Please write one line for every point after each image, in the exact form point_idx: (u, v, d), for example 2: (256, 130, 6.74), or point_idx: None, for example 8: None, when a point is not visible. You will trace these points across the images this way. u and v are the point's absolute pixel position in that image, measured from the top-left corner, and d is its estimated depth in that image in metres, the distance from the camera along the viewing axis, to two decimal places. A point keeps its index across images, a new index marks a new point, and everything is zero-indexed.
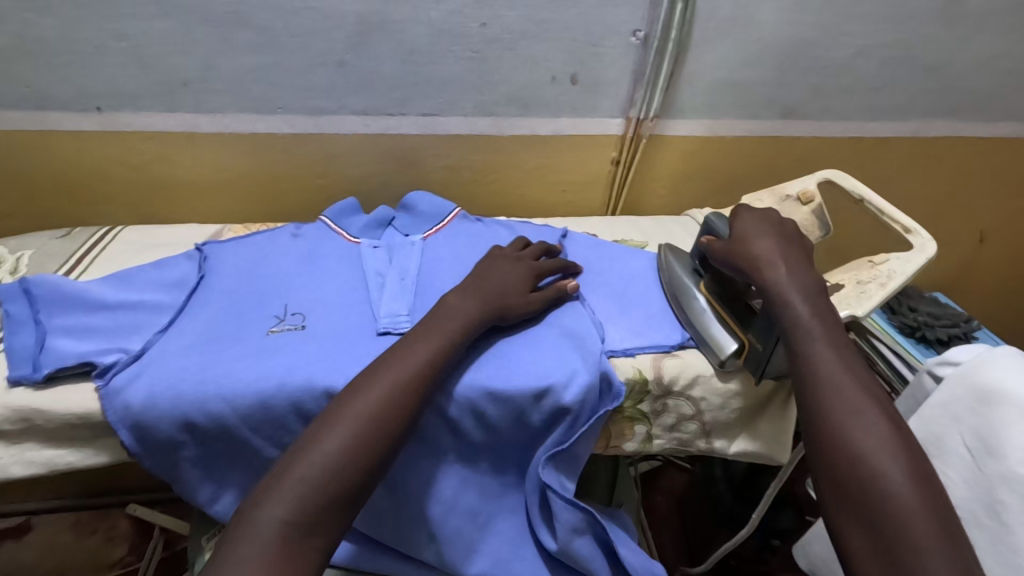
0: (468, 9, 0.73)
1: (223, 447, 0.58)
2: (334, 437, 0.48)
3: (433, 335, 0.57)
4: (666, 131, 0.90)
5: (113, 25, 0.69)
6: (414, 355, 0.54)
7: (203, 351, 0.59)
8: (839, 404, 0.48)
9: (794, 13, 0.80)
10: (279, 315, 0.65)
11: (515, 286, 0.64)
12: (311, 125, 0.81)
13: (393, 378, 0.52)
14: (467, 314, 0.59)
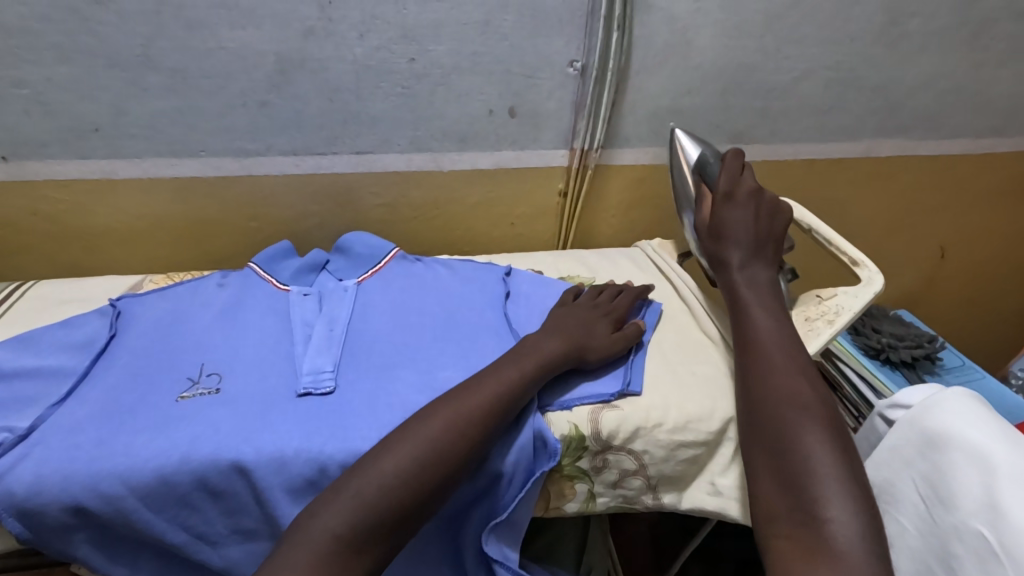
0: (394, 45, 0.70)
1: (123, 532, 0.53)
2: (403, 455, 0.49)
3: (502, 372, 0.56)
4: (612, 161, 0.88)
5: (13, 71, 0.65)
6: (486, 381, 0.55)
7: (103, 422, 0.55)
8: (771, 367, 0.55)
9: (732, 39, 0.78)
10: (193, 377, 0.61)
11: (600, 329, 0.64)
12: (236, 167, 0.77)
13: (455, 412, 0.52)
14: (544, 351, 0.59)
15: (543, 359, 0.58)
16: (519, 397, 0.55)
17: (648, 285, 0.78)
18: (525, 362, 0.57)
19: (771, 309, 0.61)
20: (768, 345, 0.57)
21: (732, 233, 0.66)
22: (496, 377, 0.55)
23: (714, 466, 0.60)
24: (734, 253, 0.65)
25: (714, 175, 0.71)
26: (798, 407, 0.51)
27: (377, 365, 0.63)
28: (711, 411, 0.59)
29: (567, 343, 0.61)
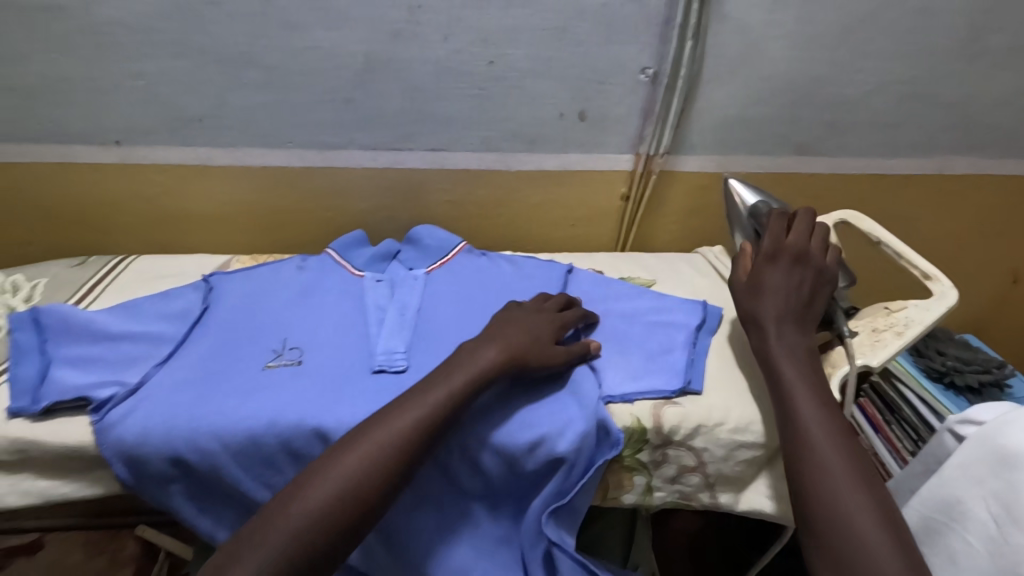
0: (474, 48, 0.74)
1: (214, 484, 0.58)
2: (316, 498, 0.46)
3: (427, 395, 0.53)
4: (676, 167, 0.89)
5: (132, 64, 0.72)
6: (405, 415, 0.51)
7: (199, 385, 0.59)
8: (814, 442, 0.52)
9: (805, 50, 0.79)
10: (277, 349, 0.65)
11: (536, 339, 0.60)
12: (319, 159, 0.82)
13: (376, 442, 0.49)
14: (478, 365, 0.56)
15: (473, 376, 0.55)
16: (444, 422, 0.52)
17: (708, 290, 0.79)
18: (455, 383, 0.54)
19: (806, 379, 0.56)
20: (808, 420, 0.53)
21: (767, 301, 0.61)
22: (412, 412, 0.51)
23: (773, 469, 0.60)
24: (769, 317, 0.61)
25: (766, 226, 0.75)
26: (840, 491, 0.48)
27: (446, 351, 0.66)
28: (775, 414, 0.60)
29: (503, 352, 0.57)
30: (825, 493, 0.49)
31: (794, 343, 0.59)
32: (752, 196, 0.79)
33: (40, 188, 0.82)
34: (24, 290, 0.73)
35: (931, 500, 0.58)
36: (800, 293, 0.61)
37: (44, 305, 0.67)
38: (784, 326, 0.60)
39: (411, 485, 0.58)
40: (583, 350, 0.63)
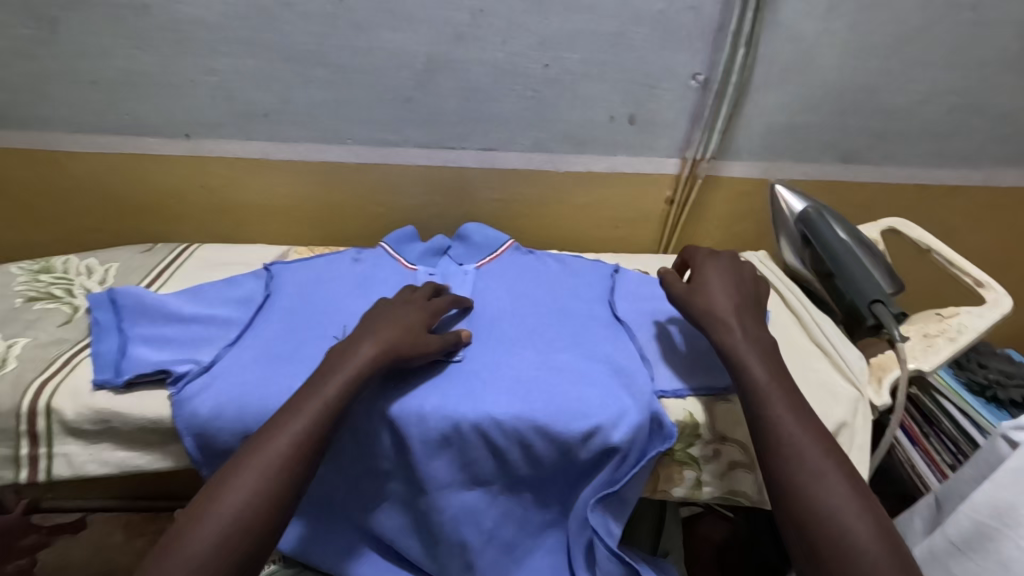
0: (532, 51, 0.76)
1: None
2: (202, 543, 0.45)
3: (318, 396, 0.54)
4: (721, 172, 0.90)
5: (206, 61, 0.75)
6: (275, 441, 0.50)
7: (267, 366, 0.62)
8: (801, 466, 0.50)
9: (857, 59, 0.80)
10: (338, 335, 0.67)
11: (409, 332, 0.61)
12: (375, 155, 0.85)
13: (268, 453, 0.50)
14: (348, 366, 0.56)
15: (350, 377, 0.55)
16: (319, 434, 0.52)
17: None
18: (329, 392, 0.53)
19: (770, 378, 0.56)
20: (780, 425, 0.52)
21: (722, 305, 0.61)
22: (281, 435, 0.51)
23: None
24: (732, 329, 0.59)
25: (814, 229, 0.76)
26: (819, 493, 0.49)
27: (499, 342, 0.68)
28: (830, 415, 0.63)
29: (378, 351, 0.57)
30: (820, 519, 0.48)
31: (763, 357, 0.57)
32: (799, 201, 0.79)
33: (111, 178, 0.85)
34: (98, 272, 0.77)
35: (985, 505, 0.58)
36: (736, 292, 0.63)
37: (119, 287, 0.71)
38: (752, 341, 0.58)
39: (468, 471, 0.60)
40: (455, 339, 0.64)
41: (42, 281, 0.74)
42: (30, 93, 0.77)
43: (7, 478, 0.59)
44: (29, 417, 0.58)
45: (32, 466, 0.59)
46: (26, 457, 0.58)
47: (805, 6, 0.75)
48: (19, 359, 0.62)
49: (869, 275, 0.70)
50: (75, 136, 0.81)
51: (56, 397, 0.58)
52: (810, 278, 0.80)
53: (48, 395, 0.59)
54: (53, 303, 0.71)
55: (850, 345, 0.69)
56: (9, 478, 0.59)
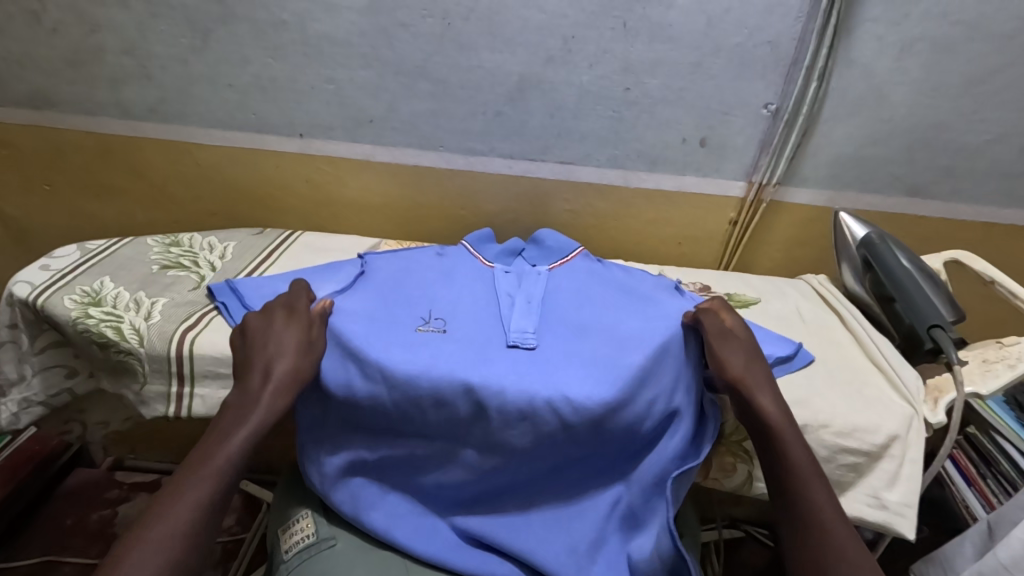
0: (616, 75, 0.84)
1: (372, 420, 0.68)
2: None
3: (216, 458, 0.55)
4: (786, 199, 0.95)
5: (327, 71, 0.86)
6: (178, 506, 0.52)
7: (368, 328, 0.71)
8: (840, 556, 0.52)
9: (928, 97, 0.83)
10: (425, 316, 0.75)
11: (297, 357, 0.65)
12: (463, 162, 0.93)
13: (170, 523, 0.50)
14: (251, 413, 0.59)
15: (258, 421, 0.59)
16: (223, 490, 0.54)
17: (814, 315, 0.84)
18: (231, 448, 0.56)
19: (805, 457, 0.59)
20: (819, 511, 0.55)
21: (740, 369, 0.64)
22: (185, 500, 0.52)
23: (870, 476, 0.67)
24: (766, 401, 0.62)
25: (879, 254, 0.79)
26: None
27: (567, 330, 0.74)
28: (881, 426, 0.66)
29: (275, 391, 0.61)
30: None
31: (797, 434, 0.60)
32: (862, 228, 0.83)
33: (230, 169, 0.96)
34: (218, 249, 0.87)
35: None
36: (758, 370, 0.65)
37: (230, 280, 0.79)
38: (785, 418, 0.61)
39: (536, 444, 0.67)
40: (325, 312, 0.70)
41: (172, 253, 0.85)
42: (176, 93, 0.89)
43: (160, 411, 0.72)
44: (176, 361, 0.70)
45: (178, 402, 0.71)
46: (173, 393, 0.71)
47: (877, 45, 0.80)
48: (162, 312, 0.74)
49: (929, 301, 0.73)
50: (207, 131, 0.93)
51: (196, 347, 0.69)
52: (870, 301, 0.83)
53: (188, 346, 0.69)
54: (183, 272, 0.82)
55: (909, 366, 0.72)
56: (160, 411, 0.72)
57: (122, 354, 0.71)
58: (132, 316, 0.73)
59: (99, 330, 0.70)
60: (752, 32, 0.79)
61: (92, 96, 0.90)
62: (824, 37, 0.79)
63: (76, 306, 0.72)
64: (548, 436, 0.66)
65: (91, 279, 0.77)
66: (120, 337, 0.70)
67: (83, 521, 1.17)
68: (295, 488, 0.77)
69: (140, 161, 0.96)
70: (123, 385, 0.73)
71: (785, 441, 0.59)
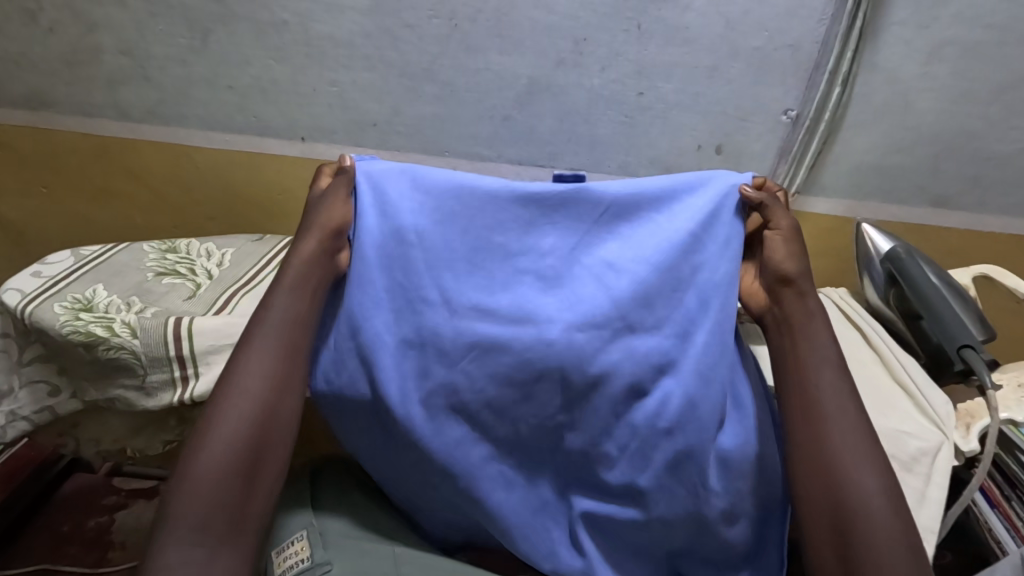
0: (629, 79, 0.80)
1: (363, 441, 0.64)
2: (207, 463, 0.53)
3: (270, 323, 0.60)
4: (805, 208, 0.91)
5: (330, 73, 0.83)
6: (246, 374, 0.57)
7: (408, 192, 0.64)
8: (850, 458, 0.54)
9: (956, 103, 0.80)
10: None
11: (335, 217, 0.64)
12: (470, 168, 0.90)
13: (242, 389, 0.57)
14: (294, 282, 0.61)
15: (302, 286, 0.61)
16: (287, 351, 0.59)
17: (834, 329, 0.80)
18: (280, 312, 0.60)
19: (831, 366, 0.58)
20: (839, 418, 0.55)
21: (798, 269, 0.62)
22: (251, 367, 0.58)
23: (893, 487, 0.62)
24: (806, 301, 0.61)
25: (905, 269, 0.75)
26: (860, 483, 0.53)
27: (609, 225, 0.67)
28: (911, 443, 0.63)
29: (315, 254, 0.62)
30: (842, 509, 0.52)
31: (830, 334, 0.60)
32: (886, 241, 0.79)
33: (230, 173, 0.94)
34: (216, 256, 0.84)
35: None
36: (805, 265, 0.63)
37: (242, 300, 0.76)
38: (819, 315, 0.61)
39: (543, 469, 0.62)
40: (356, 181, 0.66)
41: (169, 260, 0.82)
42: (175, 94, 0.87)
43: (167, 398, 0.70)
44: (175, 343, 0.69)
45: (183, 386, 0.70)
46: (178, 377, 0.70)
47: (905, 49, 0.76)
48: (159, 308, 0.73)
49: (958, 320, 0.70)
50: (207, 133, 0.90)
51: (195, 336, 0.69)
52: (895, 319, 0.79)
53: (188, 336, 0.69)
54: (178, 280, 0.79)
55: (937, 390, 0.68)
56: (167, 400, 0.70)
57: (113, 350, 0.69)
58: (123, 314, 0.71)
59: (88, 329, 0.69)
60: (772, 35, 0.76)
61: (89, 97, 0.88)
62: (849, 40, 0.75)
63: (65, 311, 0.70)
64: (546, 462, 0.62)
65: (84, 287, 0.75)
66: (111, 333, 0.69)
67: (80, 527, 1.14)
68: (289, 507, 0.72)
69: (137, 163, 0.94)
70: (117, 387, 0.71)
71: (817, 339, 0.60)
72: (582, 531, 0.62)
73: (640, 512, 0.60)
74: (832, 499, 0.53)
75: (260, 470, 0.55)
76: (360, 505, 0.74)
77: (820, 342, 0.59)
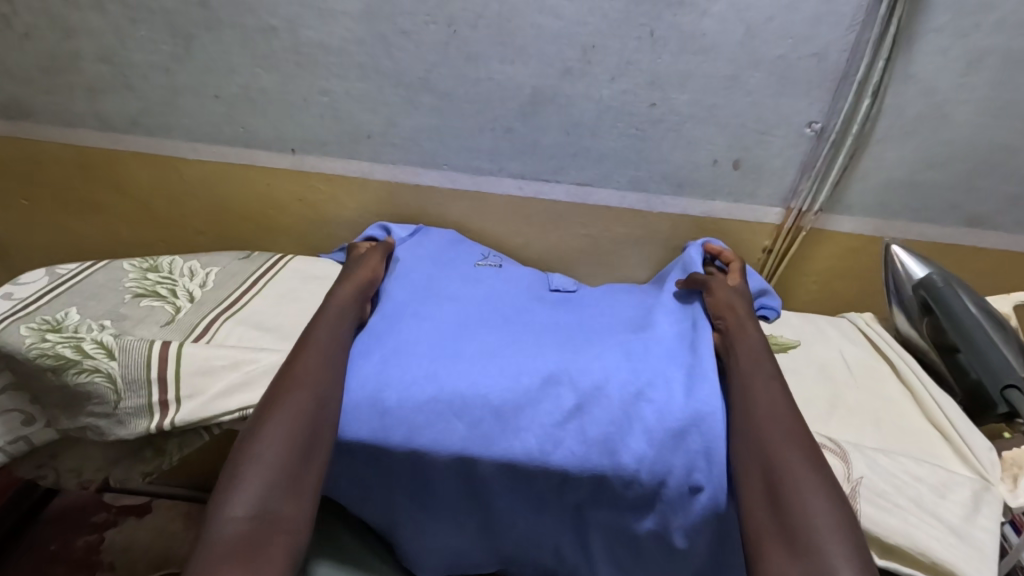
0: (640, 89, 0.75)
1: (363, 474, 0.61)
2: (269, 440, 0.52)
3: (324, 326, 0.63)
4: (827, 226, 0.85)
5: (321, 82, 0.78)
6: (308, 358, 0.59)
7: (429, 266, 0.76)
8: (774, 425, 0.53)
9: (995, 117, 0.74)
10: (483, 255, 0.83)
11: (366, 268, 0.73)
12: (469, 182, 0.85)
13: (303, 369, 0.58)
14: (339, 302, 0.66)
15: (347, 306, 0.66)
16: (341, 347, 0.62)
17: (861, 362, 0.74)
18: (331, 319, 0.64)
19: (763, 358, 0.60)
20: (765, 392, 0.56)
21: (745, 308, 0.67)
22: (312, 354, 0.59)
23: (925, 503, 0.56)
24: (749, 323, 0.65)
25: (942, 296, 0.69)
26: (783, 444, 0.52)
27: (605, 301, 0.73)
28: (952, 480, 0.57)
29: (351, 289, 0.69)
30: (773, 472, 0.50)
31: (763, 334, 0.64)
32: (920, 267, 0.73)
33: (217, 186, 0.89)
34: (200, 276, 0.80)
35: None
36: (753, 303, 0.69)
37: (233, 321, 0.73)
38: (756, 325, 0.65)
39: (553, 509, 0.60)
40: (392, 251, 0.78)
41: (149, 280, 0.78)
42: (159, 103, 0.82)
43: (143, 426, 0.64)
44: (158, 365, 0.64)
45: (162, 413, 0.64)
46: (156, 404, 0.64)
47: (942, 58, 0.70)
48: (132, 335, 0.68)
49: (1002, 356, 0.64)
50: (193, 145, 0.86)
51: (173, 364, 0.65)
52: (931, 350, 0.73)
53: (175, 359, 0.65)
54: (157, 302, 0.74)
55: (980, 434, 0.62)
56: (142, 428, 0.64)
57: (85, 374, 0.63)
58: (95, 334, 0.67)
59: (57, 351, 0.64)
60: (797, 43, 0.70)
61: (69, 107, 0.84)
62: (880, 48, 0.69)
63: (31, 333, 0.65)
64: (545, 501, 0.59)
65: (56, 309, 0.70)
66: (82, 355, 0.64)
67: (67, 547, 1.05)
68: None
69: (121, 174, 0.89)
70: (86, 416, 0.65)
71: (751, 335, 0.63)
72: (593, 549, 0.61)
73: (657, 525, 0.57)
74: (763, 463, 0.51)
75: (317, 448, 0.54)
76: (357, 556, 0.69)
77: (758, 346, 0.62)
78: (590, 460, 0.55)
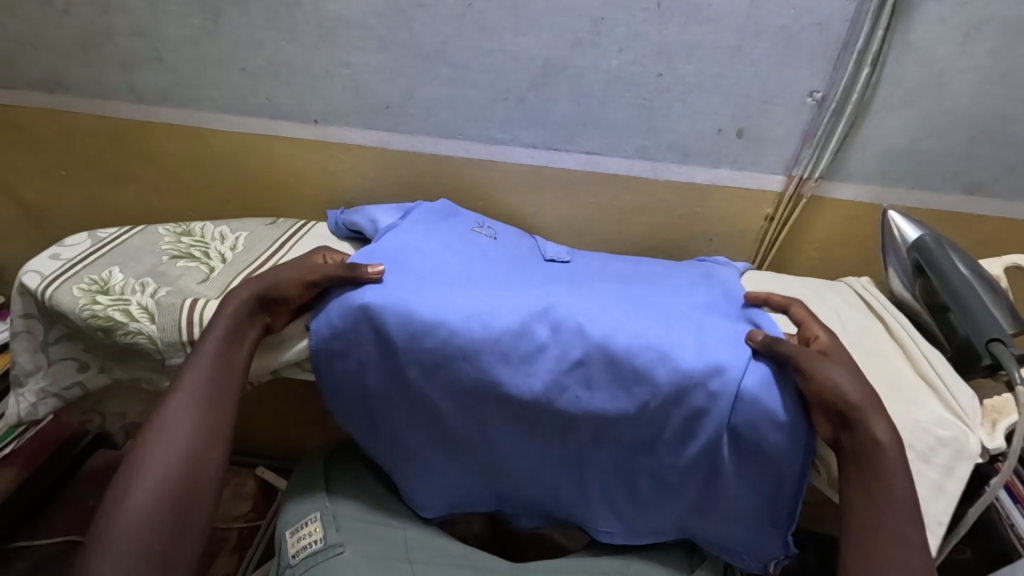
0: (648, 60, 0.78)
1: (385, 413, 0.67)
2: (126, 527, 0.52)
3: (195, 382, 0.60)
4: (828, 193, 0.88)
5: (342, 55, 0.82)
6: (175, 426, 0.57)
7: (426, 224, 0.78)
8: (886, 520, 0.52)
9: (993, 85, 0.76)
10: (478, 223, 0.83)
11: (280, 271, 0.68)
12: (483, 151, 0.89)
13: (168, 443, 0.56)
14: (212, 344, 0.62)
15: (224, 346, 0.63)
16: (210, 407, 0.60)
17: (855, 322, 0.78)
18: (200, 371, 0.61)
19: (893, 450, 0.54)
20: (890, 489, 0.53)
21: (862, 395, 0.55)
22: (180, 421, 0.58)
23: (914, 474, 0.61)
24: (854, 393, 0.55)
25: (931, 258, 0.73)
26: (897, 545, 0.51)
27: (608, 269, 0.78)
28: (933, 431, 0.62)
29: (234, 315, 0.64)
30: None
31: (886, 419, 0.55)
32: (914, 230, 0.77)
33: (242, 155, 0.93)
34: (230, 240, 0.85)
35: None
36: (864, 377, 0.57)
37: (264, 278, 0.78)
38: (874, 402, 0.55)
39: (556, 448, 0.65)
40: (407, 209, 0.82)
41: (184, 242, 0.83)
42: (188, 77, 0.86)
43: None
44: (188, 330, 0.68)
45: None
46: None
47: (941, 27, 0.73)
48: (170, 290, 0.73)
49: (986, 312, 0.67)
50: (220, 116, 0.90)
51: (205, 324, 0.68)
52: (924, 311, 0.76)
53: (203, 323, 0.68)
54: (193, 263, 0.80)
55: (962, 383, 0.66)
56: None
57: (130, 334, 0.69)
58: (139, 296, 0.71)
59: (107, 313, 0.69)
60: (799, 13, 0.73)
61: (104, 79, 0.88)
62: (880, 19, 0.72)
63: (83, 294, 0.71)
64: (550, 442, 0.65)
65: (101, 269, 0.75)
66: (129, 317, 0.69)
67: None
68: (317, 477, 0.77)
69: (151, 145, 0.94)
70: (139, 368, 0.72)
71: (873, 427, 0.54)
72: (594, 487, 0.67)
73: (653, 459, 0.63)
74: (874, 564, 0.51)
75: (185, 528, 0.54)
76: (375, 494, 0.75)
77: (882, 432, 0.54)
78: (591, 400, 0.61)
